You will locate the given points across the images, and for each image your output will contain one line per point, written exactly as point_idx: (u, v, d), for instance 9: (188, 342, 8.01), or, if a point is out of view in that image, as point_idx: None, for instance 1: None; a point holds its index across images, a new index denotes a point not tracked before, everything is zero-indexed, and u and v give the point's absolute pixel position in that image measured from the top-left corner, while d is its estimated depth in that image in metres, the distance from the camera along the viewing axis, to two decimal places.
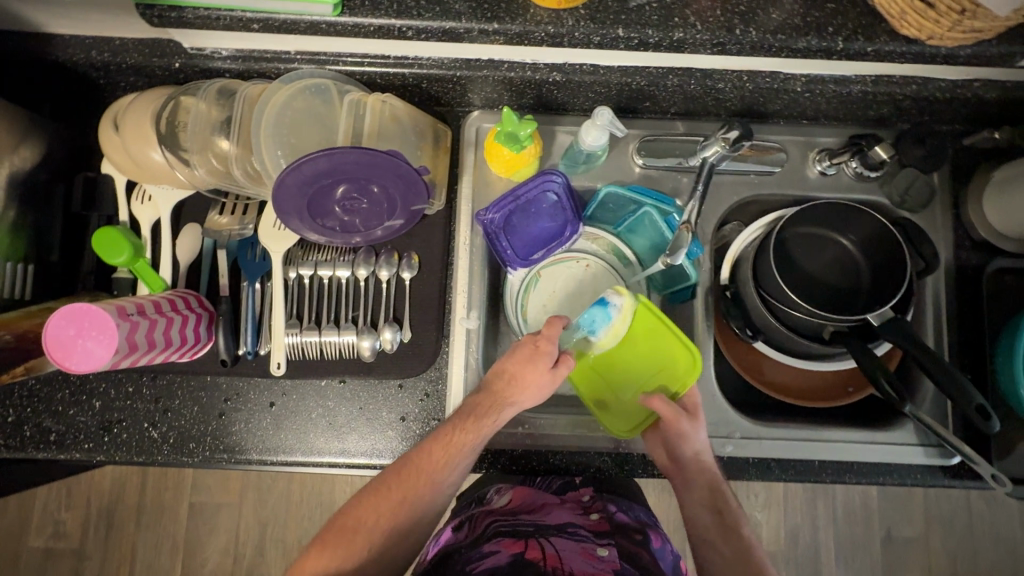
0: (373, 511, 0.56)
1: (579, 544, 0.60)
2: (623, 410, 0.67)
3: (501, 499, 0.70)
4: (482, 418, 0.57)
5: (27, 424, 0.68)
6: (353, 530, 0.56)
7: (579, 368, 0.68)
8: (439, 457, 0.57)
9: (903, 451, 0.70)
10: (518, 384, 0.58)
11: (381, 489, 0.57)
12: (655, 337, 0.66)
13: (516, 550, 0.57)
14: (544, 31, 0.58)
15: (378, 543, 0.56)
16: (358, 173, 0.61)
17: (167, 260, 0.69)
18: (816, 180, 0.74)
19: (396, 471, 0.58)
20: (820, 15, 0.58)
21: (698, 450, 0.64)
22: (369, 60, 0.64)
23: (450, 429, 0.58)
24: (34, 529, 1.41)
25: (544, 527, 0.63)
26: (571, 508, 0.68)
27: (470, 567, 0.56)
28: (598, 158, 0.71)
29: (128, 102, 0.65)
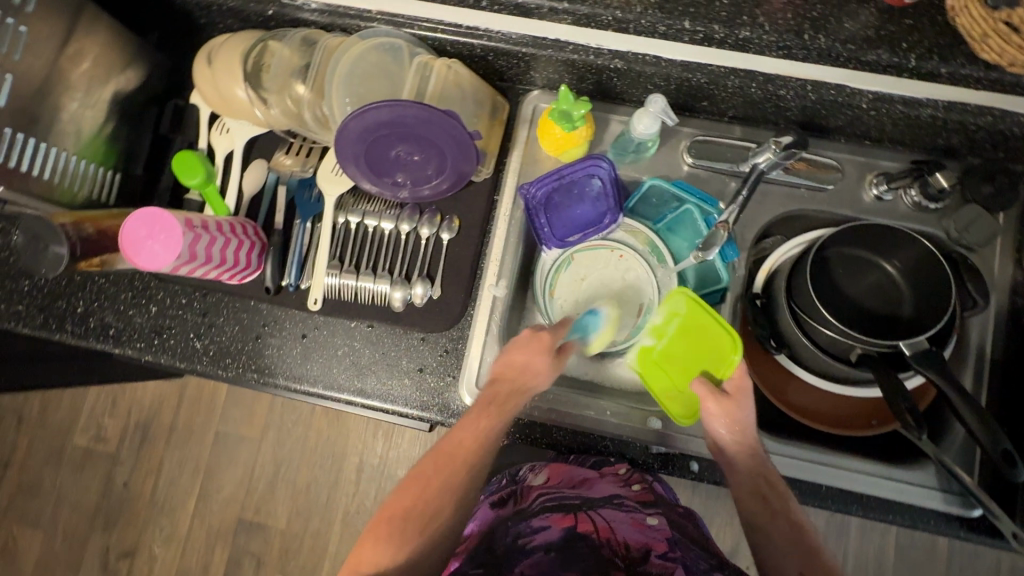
0: (416, 499, 0.57)
1: (628, 514, 0.66)
2: (681, 399, 0.68)
3: (539, 477, 0.73)
4: (504, 401, 0.61)
5: (91, 316, 0.75)
6: (399, 520, 0.56)
7: (642, 357, 0.70)
8: (466, 439, 0.59)
9: (920, 494, 0.67)
10: (534, 371, 0.62)
11: (420, 478, 0.58)
12: (699, 320, 0.66)
13: (567, 525, 0.63)
14: (612, 15, 0.60)
15: (428, 531, 0.55)
16: (416, 131, 0.65)
17: (233, 189, 0.75)
18: (870, 204, 0.73)
19: (429, 458, 0.59)
20: (894, 30, 0.57)
21: (739, 436, 0.62)
22: (442, 27, 0.66)
23: (476, 412, 0.61)
24: (81, 428, 1.55)
25: (589, 499, 0.67)
26: (613, 480, 0.72)
27: (522, 541, 0.61)
28: (648, 149, 0.72)
29: (223, 40, 0.71)
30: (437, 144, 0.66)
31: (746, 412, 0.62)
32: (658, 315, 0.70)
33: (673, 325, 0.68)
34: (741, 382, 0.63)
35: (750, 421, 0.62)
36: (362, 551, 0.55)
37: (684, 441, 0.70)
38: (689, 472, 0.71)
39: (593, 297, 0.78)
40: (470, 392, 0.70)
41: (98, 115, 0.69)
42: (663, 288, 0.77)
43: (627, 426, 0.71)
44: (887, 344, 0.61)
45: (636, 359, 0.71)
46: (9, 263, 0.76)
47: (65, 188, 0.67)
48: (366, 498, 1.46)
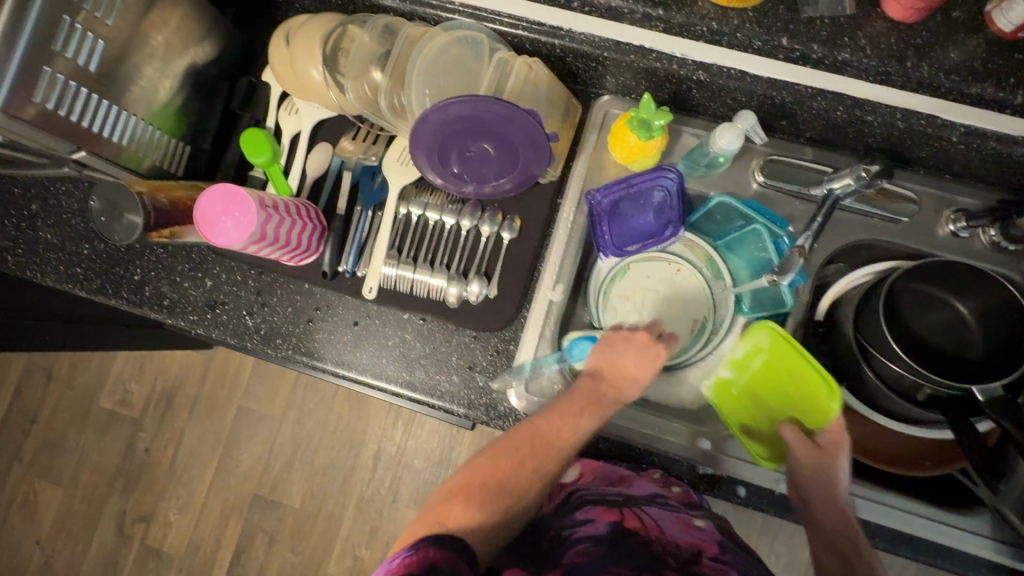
0: (510, 473, 0.58)
1: (675, 514, 0.64)
2: (762, 437, 0.68)
3: (571, 473, 0.71)
4: (602, 400, 0.63)
5: (148, 285, 0.76)
6: (491, 487, 0.57)
7: (722, 389, 0.71)
8: (564, 427, 0.60)
9: (972, 540, 0.65)
10: (635, 377, 0.65)
11: (516, 452, 0.59)
12: (791, 359, 0.65)
13: (612, 519, 0.62)
14: (706, 26, 0.58)
15: (516, 504, 0.57)
16: (491, 125, 0.65)
17: (296, 170, 0.75)
18: (944, 239, 0.71)
19: (522, 437, 0.60)
20: (1003, 63, 0.55)
21: (826, 493, 0.61)
22: (524, 24, 0.65)
23: (579, 403, 0.62)
24: (107, 391, 1.57)
25: (633, 497, 0.65)
26: (653, 479, 0.69)
27: (568, 534, 0.61)
28: (721, 164, 0.70)
29: (302, 22, 0.70)
30: (513, 143, 0.66)
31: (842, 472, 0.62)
32: (738, 347, 0.69)
33: (757, 361, 0.68)
34: (842, 441, 0.63)
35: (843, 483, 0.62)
36: (445, 506, 0.56)
37: (732, 465, 0.69)
38: (736, 496, 0.70)
39: (645, 308, 0.78)
40: (518, 395, 0.70)
41: (171, 86, 0.68)
42: (719, 305, 0.77)
43: (674, 445, 0.70)
44: (958, 387, 0.60)
45: (712, 390, 0.71)
46: (72, 226, 0.77)
47: (137, 156, 0.67)
48: (381, 485, 1.47)
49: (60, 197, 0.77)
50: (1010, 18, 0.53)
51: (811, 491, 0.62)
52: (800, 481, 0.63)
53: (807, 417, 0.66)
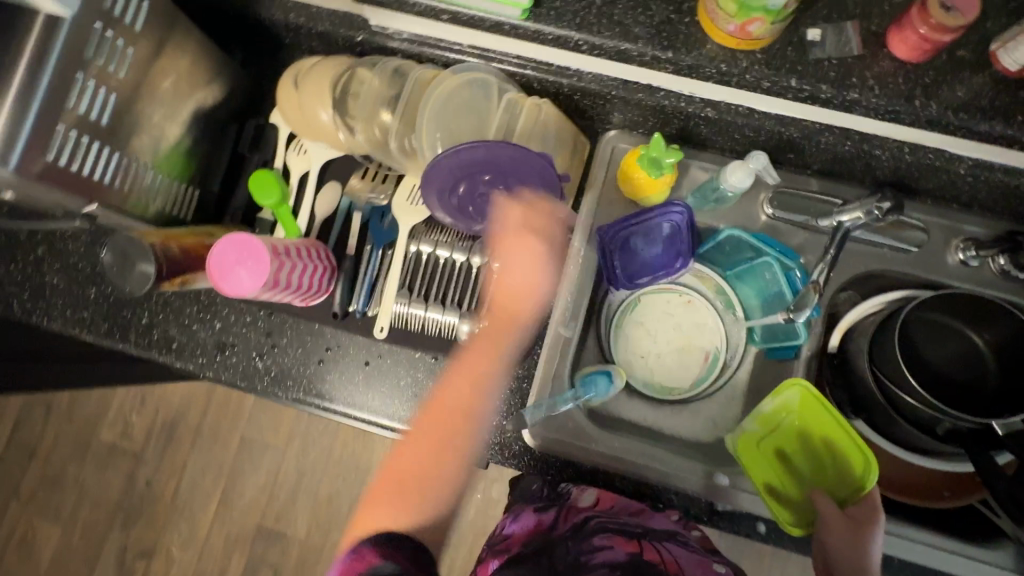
0: (420, 452, 0.61)
1: (695, 554, 0.63)
2: (789, 501, 0.66)
3: (587, 497, 0.68)
4: (505, 327, 0.65)
5: (156, 328, 0.75)
6: (406, 476, 0.59)
7: (748, 446, 0.68)
8: (464, 383, 0.62)
9: (996, 573, 0.65)
10: (523, 294, 0.65)
11: (424, 430, 0.61)
12: (820, 417, 0.67)
13: (633, 550, 0.61)
14: (716, 68, 0.59)
15: (441, 482, 0.60)
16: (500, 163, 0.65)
17: (305, 211, 0.75)
18: (955, 268, 0.71)
19: (428, 415, 0.62)
20: (1008, 102, 0.56)
21: (856, 564, 0.58)
22: (532, 65, 0.66)
23: (476, 343, 0.64)
24: (107, 424, 1.55)
25: (651, 530, 0.64)
26: (672, 515, 0.68)
27: (584, 561, 0.59)
28: (730, 199, 0.71)
29: (310, 66, 0.70)
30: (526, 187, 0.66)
31: (876, 546, 0.59)
32: (767, 403, 0.69)
33: (786, 418, 0.68)
34: (877, 514, 0.61)
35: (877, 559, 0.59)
36: (370, 509, 0.58)
37: (750, 500, 0.69)
38: (757, 532, 0.69)
39: (657, 339, 0.79)
40: (532, 432, 0.70)
41: (181, 130, 0.68)
42: (731, 336, 0.78)
43: (690, 480, 0.69)
44: (977, 420, 0.60)
45: (738, 443, 0.69)
46: (79, 270, 0.76)
47: (145, 202, 0.67)
48: None
49: (66, 240, 0.76)
50: (1015, 57, 0.54)
51: (840, 561, 0.59)
52: (829, 549, 0.60)
53: (838, 486, 0.65)
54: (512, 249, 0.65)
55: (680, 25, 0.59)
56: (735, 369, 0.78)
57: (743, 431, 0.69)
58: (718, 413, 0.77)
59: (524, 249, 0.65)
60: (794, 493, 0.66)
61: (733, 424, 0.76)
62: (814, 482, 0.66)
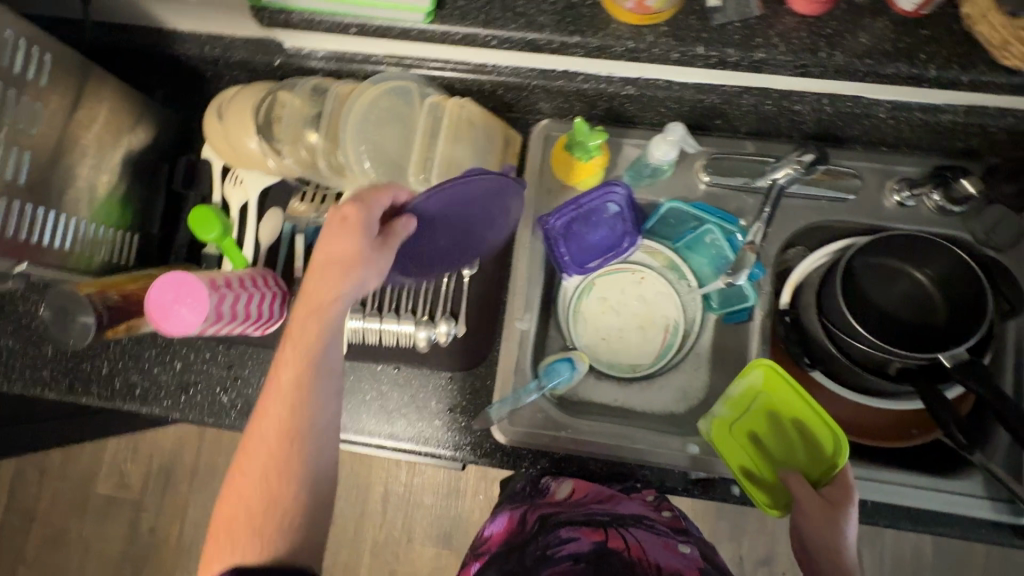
0: (255, 475, 0.53)
1: (661, 538, 0.65)
2: (764, 482, 0.67)
3: (563, 489, 0.70)
4: (320, 322, 0.55)
5: (117, 377, 0.75)
6: (248, 500, 0.53)
7: (721, 430, 0.69)
8: (281, 395, 0.54)
9: (968, 502, 0.66)
10: (341, 275, 0.55)
11: (257, 453, 0.54)
12: (785, 396, 0.68)
13: (597, 539, 0.62)
14: (624, 46, 0.59)
15: (289, 495, 0.53)
16: (443, 214, 0.61)
17: (250, 240, 0.75)
18: (892, 210, 0.72)
19: (253, 443, 0.54)
20: (913, 41, 0.56)
21: (831, 545, 0.57)
22: (450, 66, 0.68)
23: (289, 355, 0.55)
24: (102, 477, 1.55)
25: (619, 517, 0.66)
26: (642, 501, 0.70)
27: (552, 552, 0.61)
28: (663, 171, 0.72)
29: (231, 95, 0.70)
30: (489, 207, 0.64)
31: (852, 527, 0.58)
32: (734, 387, 0.70)
33: (754, 400, 0.69)
34: (851, 491, 0.61)
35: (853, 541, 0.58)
36: (222, 543, 0.53)
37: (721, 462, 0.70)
38: (732, 496, 0.70)
39: (616, 321, 0.79)
40: (501, 428, 0.71)
41: (109, 178, 0.68)
42: (688, 305, 0.79)
43: (663, 452, 0.71)
44: (925, 356, 0.61)
45: (711, 428, 0.69)
46: (31, 329, 0.76)
47: (83, 255, 0.66)
48: (393, 528, 1.45)
49: (15, 302, 0.76)
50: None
51: (815, 545, 0.58)
52: (804, 534, 0.59)
53: (813, 467, 0.66)
54: (326, 238, 0.55)
55: (584, 8, 0.59)
56: (696, 339, 0.78)
57: (716, 416, 0.70)
58: (687, 383, 0.78)
59: (338, 231, 0.55)
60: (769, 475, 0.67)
61: (703, 392, 0.77)
62: (788, 463, 0.67)
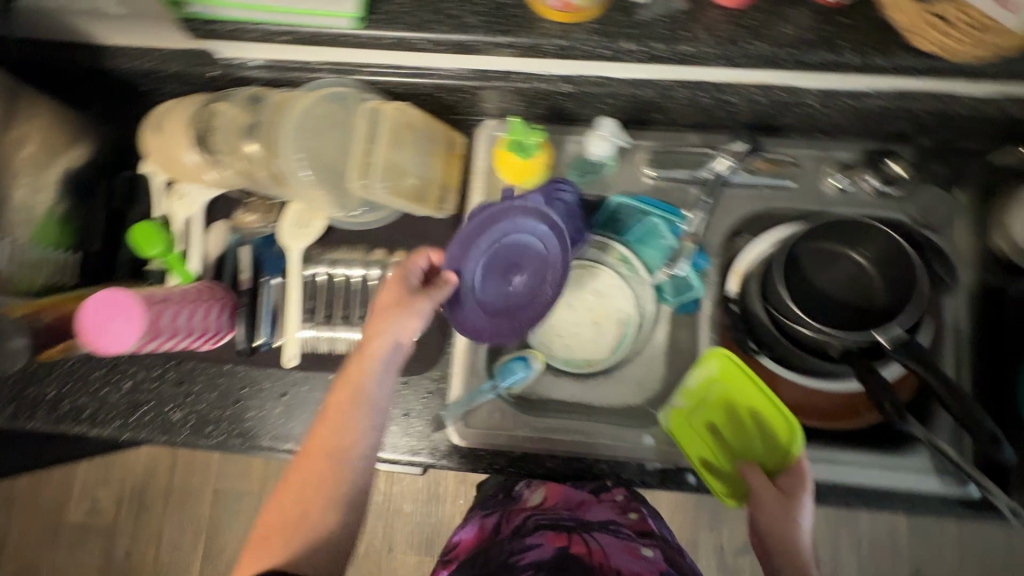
0: (295, 498, 0.57)
1: (622, 542, 0.71)
2: (723, 473, 0.68)
3: (536, 497, 0.77)
4: (370, 360, 0.61)
5: (64, 400, 0.74)
6: (284, 521, 0.56)
7: (679, 422, 0.70)
8: (331, 425, 0.59)
9: (912, 476, 0.68)
10: (393, 317, 0.61)
11: (298, 475, 0.58)
12: (741, 387, 0.70)
13: (560, 544, 0.68)
14: (554, 44, 0.59)
15: (314, 520, 0.56)
16: (498, 220, 0.67)
17: (196, 254, 0.74)
18: (832, 195, 0.73)
19: (298, 463, 0.58)
20: (833, 29, 0.57)
21: (784, 534, 0.58)
22: (388, 70, 0.68)
23: (341, 389, 0.60)
24: (73, 503, 1.51)
25: (585, 523, 0.72)
26: (609, 506, 0.76)
27: (516, 559, 0.66)
28: (605, 166, 0.73)
29: (167, 107, 0.70)
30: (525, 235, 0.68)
31: (806, 517, 0.59)
32: (692, 379, 0.71)
33: (711, 391, 0.71)
34: (805, 481, 0.62)
35: (807, 531, 0.59)
36: (249, 558, 0.56)
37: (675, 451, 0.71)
38: (687, 484, 0.70)
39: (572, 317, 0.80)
40: (458, 431, 0.71)
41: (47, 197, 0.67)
42: (640, 299, 0.78)
43: (618, 445, 0.71)
44: (865, 337, 0.61)
45: (671, 420, 0.70)
46: None
47: (20, 278, 0.66)
48: (374, 538, 1.44)
49: None
50: None
51: (770, 533, 0.59)
52: (759, 524, 0.60)
53: (768, 457, 0.67)
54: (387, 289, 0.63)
55: (512, 9, 0.60)
56: (650, 332, 0.78)
57: (675, 408, 0.71)
58: (644, 375, 0.78)
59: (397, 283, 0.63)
60: (728, 466, 0.69)
61: (660, 383, 0.77)
62: (744, 454, 0.68)
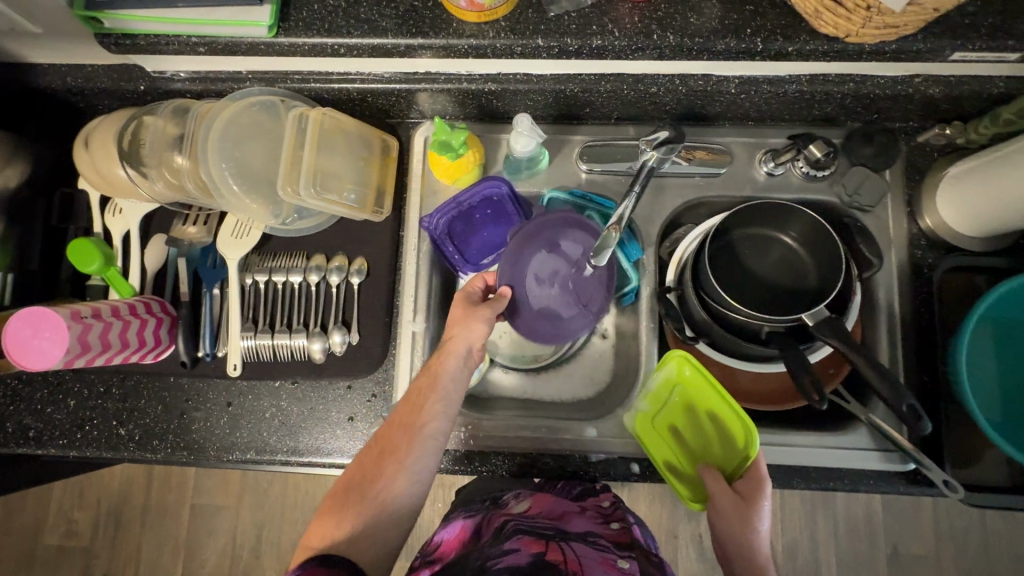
0: (367, 470, 0.57)
1: (599, 553, 0.61)
2: (686, 477, 0.68)
3: (521, 505, 0.70)
4: (442, 355, 0.62)
5: (8, 421, 0.73)
6: (353, 490, 0.57)
7: (643, 424, 0.70)
8: (410, 406, 0.59)
9: (857, 456, 0.68)
10: (462, 319, 0.63)
11: (376, 449, 0.59)
12: (701, 391, 0.68)
13: (537, 550, 0.58)
14: (468, 43, 0.60)
15: (380, 495, 0.56)
16: (534, 233, 0.71)
17: (135, 268, 0.74)
18: (764, 181, 0.74)
19: (380, 435, 0.60)
20: (739, 17, 0.59)
21: (742, 536, 0.56)
22: (313, 77, 0.68)
23: (420, 376, 0.61)
24: (50, 527, 1.50)
25: (565, 532, 0.64)
26: (592, 517, 0.69)
27: (490, 564, 0.56)
28: (539, 160, 0.73)
29: (98, 122, 0.70)
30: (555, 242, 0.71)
31: (764, 521, 0.57)
32: (652, 382, 0.70)
33: (672, 394, 0.70)
34: (763, 484, 0.60)
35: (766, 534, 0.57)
36: (317, 524, 0.56)
37: (619, 442, 0.71)
38: (632, 474, 0.71)
39: None
40: None
41: None
42: None
43: (563, 437, 0.72)
44: (791, 318, 0.62)
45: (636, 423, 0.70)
46: None
47: None
48: None
49: None
50: None
51: (726, 537, 0.57)
52: (714, 527, 0.59)
53: (728, 461, 0.66)
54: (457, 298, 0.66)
55: (426, 10, 0.61)
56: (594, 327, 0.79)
57: (637, 411, 0.70)
58: (591, 368, 0.79)
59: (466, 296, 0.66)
60: (690, 470, 0.68)
61: (607, 374, 0.78)
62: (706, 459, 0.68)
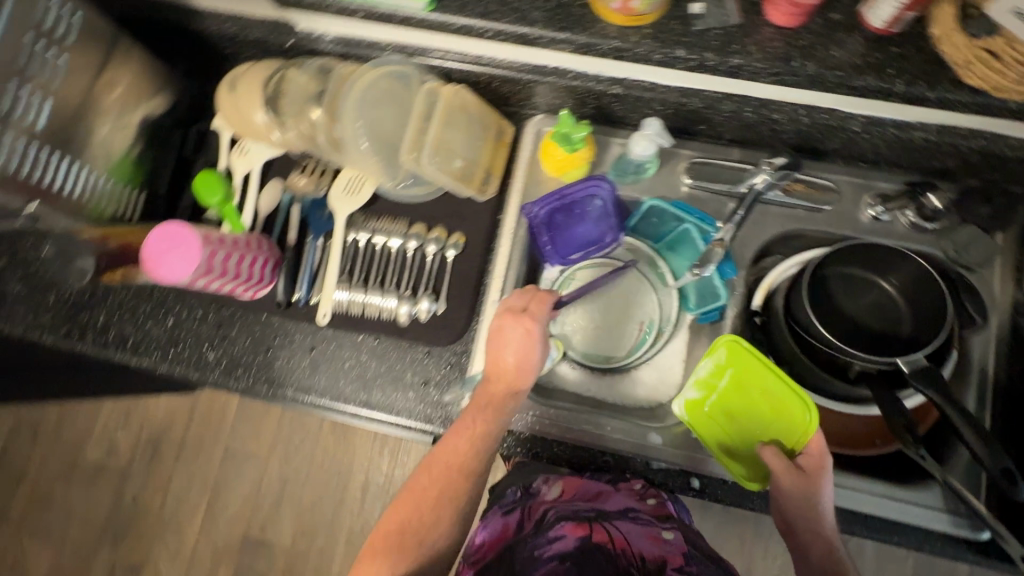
0: (413, 514, 0.58)
1: (643, 528, 0.65)
2: (742, 457, 0.67)
3: (554, 491, 0.73)
4: (498, 401, 0.60)
5: (112, 327, 0.79)
6: (398, 535, 0.58)
7: (697, 415, 0.69)
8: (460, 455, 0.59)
9: (928, 515, 0.66)
10: (524, 369, 0.60)
11: (425, 491, 0.59)
12: (753, 370, 0.68)
13: (582, 534, 0.62)
14: (610, 44, 0.63)
15: (429, 543, 0.58)
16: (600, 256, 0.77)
17: (250, 208, 0.79)
18: (868, 224, 0.74)
19: (427, 479, 0.59)
20: (882, 57, 0.59)
21: (812, 523, 0.60)
22: (450, 57, 0.72)
23: (471, 422, 0.60)
24: (94, 442, 1.58)
25: (606, 512, 0.66)
26: (628, 494, 0.71)
27: (539, 552, 0.60)
28: (647, 168, 0.75)
29: (244, 69, 0.75)
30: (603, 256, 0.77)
31: (827, 494, 0.61)
32: (703, 368, 0.70)
33: (725, 377, 0.69)
34: (822, 459, 0.63)
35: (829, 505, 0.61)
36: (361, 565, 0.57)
37: (680, 454, 0.72)
38: (691, 488, 0.71)
39: (597, 320, 0.81)
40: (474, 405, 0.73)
41: (126, 137, 0.74)
42: (665, 308, 0.80)
43: (625, 440, 0.72)
44: (887, 362, 0.61)
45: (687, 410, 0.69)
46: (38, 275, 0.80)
47: (98, 207, 0.73)
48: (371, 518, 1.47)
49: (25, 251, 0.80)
50: (878, 15, 0.57)
51: (792, 517, 0.61)
52: (783, 508, 0.61)
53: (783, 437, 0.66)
54: (512, 330, 0.61)
55: (574, 8, 0.63)
56: (667, 341, 0.79)
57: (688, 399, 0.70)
58: (659, 378, 0.79)
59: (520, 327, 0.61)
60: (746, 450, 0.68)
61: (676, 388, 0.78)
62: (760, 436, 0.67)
